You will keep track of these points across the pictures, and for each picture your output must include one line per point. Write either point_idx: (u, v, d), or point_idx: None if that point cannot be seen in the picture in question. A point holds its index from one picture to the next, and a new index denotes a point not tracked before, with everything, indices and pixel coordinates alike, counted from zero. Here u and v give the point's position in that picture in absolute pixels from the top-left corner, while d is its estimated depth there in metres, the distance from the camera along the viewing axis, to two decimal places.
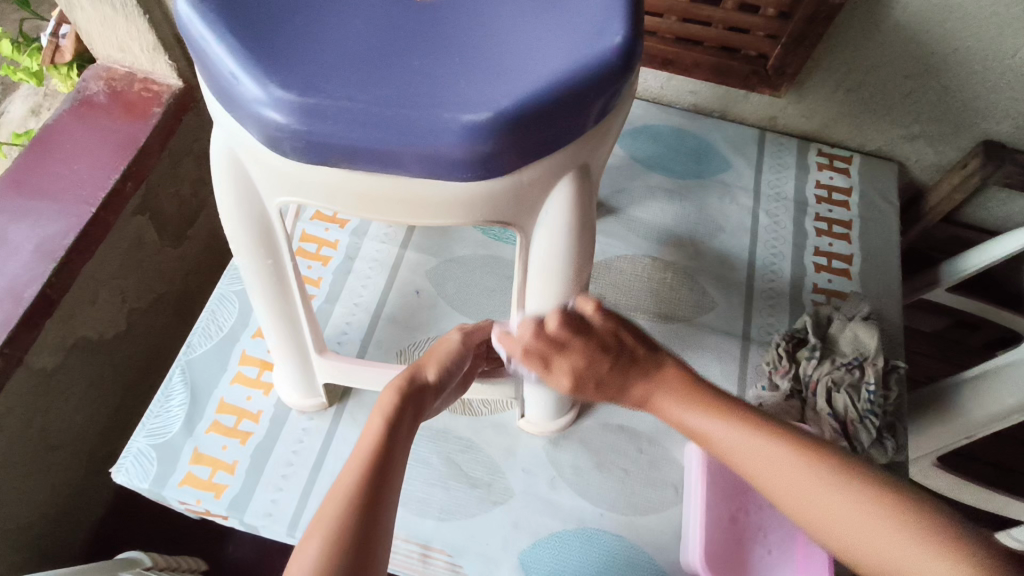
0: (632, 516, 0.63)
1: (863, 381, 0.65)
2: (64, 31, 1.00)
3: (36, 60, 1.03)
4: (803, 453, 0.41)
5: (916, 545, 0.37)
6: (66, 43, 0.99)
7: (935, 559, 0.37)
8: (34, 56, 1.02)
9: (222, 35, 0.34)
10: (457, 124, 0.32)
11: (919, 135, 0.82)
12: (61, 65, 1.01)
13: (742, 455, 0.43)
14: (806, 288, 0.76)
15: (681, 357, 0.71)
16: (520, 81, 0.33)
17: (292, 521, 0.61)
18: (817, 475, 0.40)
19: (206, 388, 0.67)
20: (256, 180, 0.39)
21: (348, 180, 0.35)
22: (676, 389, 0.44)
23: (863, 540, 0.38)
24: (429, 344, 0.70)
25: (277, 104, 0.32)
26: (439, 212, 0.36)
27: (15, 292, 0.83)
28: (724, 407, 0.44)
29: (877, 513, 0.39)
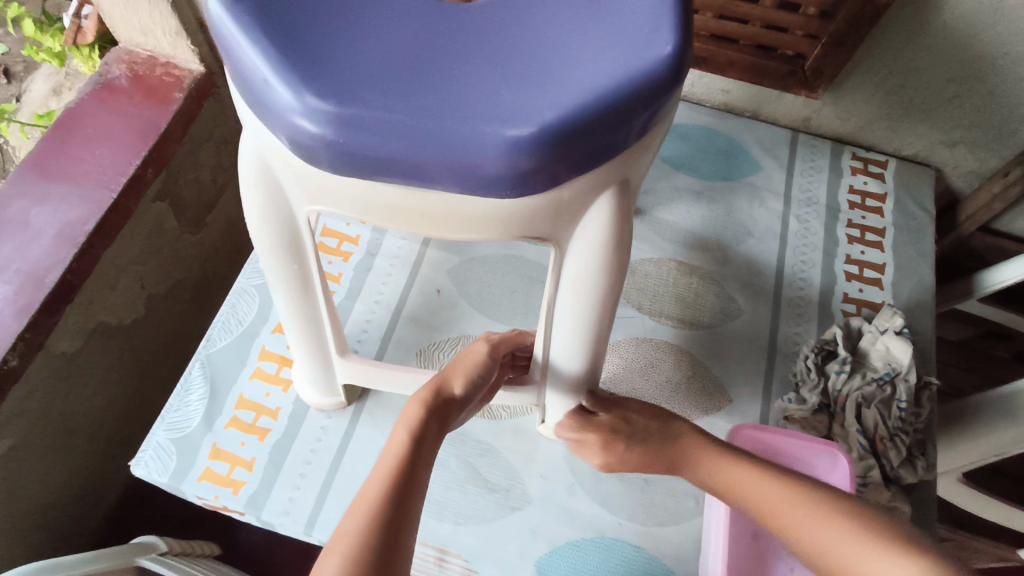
0: (651, 527, 0.63)
1: (894, 399, 0.63)
2: (86, 11, 1.00)
3: (58, 41, 1.02)
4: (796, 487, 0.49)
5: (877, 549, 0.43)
6: (89, 24, 1.00)
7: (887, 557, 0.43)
8: (57, 37, 1.02)
9: (255, 38, 0.32)
10: (497, 137, 0.30)
11: (960, 142, 0.80)
12: (83, 46, 1.01)
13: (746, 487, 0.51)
14: (835, 297, 0.74)
15: (704, 364, 0.70)
16: (564, 93, 0.31)
17: (309, 520, 0.61)
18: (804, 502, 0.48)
19: (225, 383, 0.66)
20: (284, 186, 0.38)
21: (380, 192, 0.34)
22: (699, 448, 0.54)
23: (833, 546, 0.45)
24: (450, 345, 0.69)
25: (311, 113, 0.31)
26: (473, 226, 0.35)
27: (37, 276, 0.83)
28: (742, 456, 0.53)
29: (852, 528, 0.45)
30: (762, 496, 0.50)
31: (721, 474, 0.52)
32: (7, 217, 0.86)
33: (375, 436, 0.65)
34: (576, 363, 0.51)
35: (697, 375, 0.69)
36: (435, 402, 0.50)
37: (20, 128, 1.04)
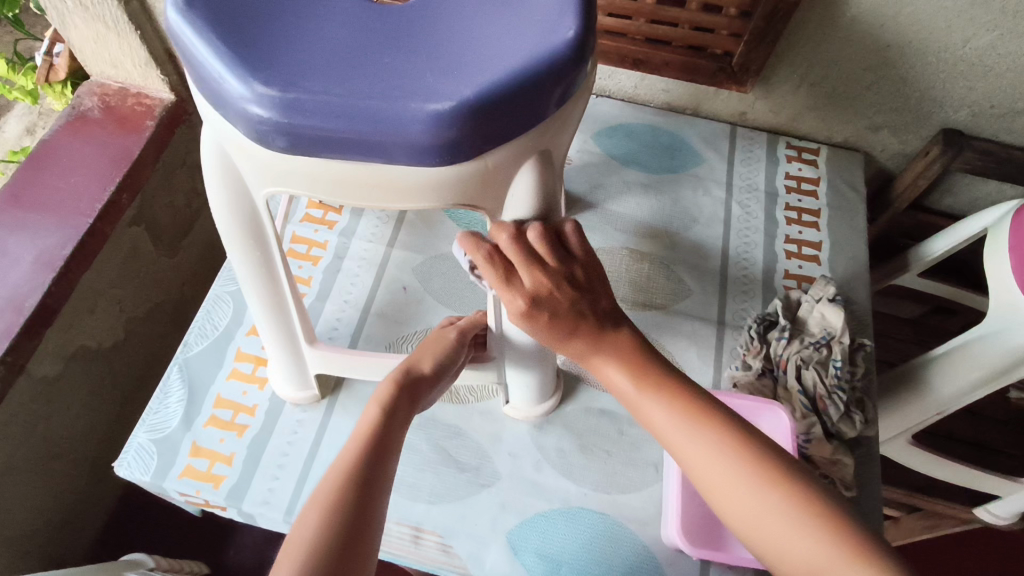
0: (614, 495, 0.66)
1: (830, 359, 0.67)
2: (57, 50, 1.09)
3: (30, 79, 1.11)
4: (727, 440, 0.45)
5: (803, 529, 0.41)
6: (60, 61, 1.08)
7: (813, 539, 0.41)
8: (28, 76, 1.11)
9: (209, 41, 0.37)
10: (422, 112, 0.35)
11: (882, 126, 0.86)
12: (55, 83, 1.10)
13: (673, 429, 0.46)
14: (777, 274, 0.80)
15: (658, 343, 0.75)
16: (479, 74, 0.36)
17: (288, 508, 0.64)
18: (731, 457, 0.44)
19: (203, 385, 0.69)
20: (243, 174, 0.42)
21: (329, 169, 0.39)
22: (623, 358, 0.47)
23: (749, 517, 0.43)
24: (417, 337, 0.73)
25: (260, 98, 0.35)
26: (415, 196, 0.40)
27: (17, 300, 0.92)
28: (674, 394, 0.47)
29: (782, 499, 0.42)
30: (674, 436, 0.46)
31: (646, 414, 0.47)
32: None
33: (349, 425, 0.68)
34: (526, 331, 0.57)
35: None
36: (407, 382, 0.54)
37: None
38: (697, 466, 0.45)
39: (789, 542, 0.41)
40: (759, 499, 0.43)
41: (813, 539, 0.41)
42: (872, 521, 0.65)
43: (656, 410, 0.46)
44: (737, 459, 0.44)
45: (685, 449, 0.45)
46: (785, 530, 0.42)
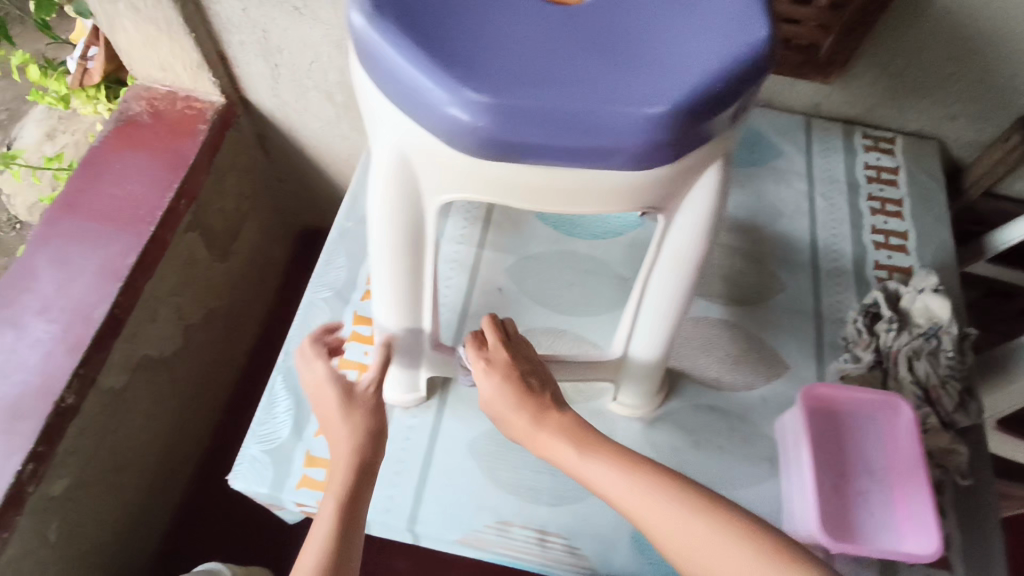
0: (732, 491, 0.66)
1: (941, 349, 0.68)
2: (92, 53, 1.05)
3: (61, 84, 1.07)
4: (633, 470, 0.48)
5: (730, 544, 0.44)
6: (94, 66, 1.04)
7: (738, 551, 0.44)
8: (60, 80, 1.07)
9: (400, 42, 0.35)
10: (638, 116, 0.33)
11: (960, 115, 0.86)
12: (88, 87, 1.07)
13: (595, 476, 0.49)
14: (868, 265, 0.80)
15: (760, 338, 0.75)
16: (689, 73, 0.34)
17: (411, 515, 0.63)
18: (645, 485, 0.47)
19: (310, 394, 0.68)
20: (419, 180, 0.40)
21: (521, 175, 0.37)
22: (556, 434, 0.52)
23: (676, 537, 0.45)
24: (519, 338, 0.73)
25: (467, 106, 0.33)
26: (605, 201, 0.38)
27: (86, 313, 0.90)
28: (595, 444, 0.51)
29: (694, 512, 0.45)
30: (596, 479, 0.49)
31: (572, 467, 0.51)
32: (49, 258, 0.93)
33: (461, 430, 0.68)
34: (662, 330, 0.55)
35: (753, 346, 0.74)
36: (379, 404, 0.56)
37: (31, 173, 1.11)
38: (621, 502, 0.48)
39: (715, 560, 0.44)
40: (677, 516, 0.45)
41: (736, 551, 0.44)
42: (992, 508, 0.66)
43: (571, 456, 0.51)
44: (653, 489, 0.47)
45: (611, 491, 0.48)
46: (714, 550, 0.44)
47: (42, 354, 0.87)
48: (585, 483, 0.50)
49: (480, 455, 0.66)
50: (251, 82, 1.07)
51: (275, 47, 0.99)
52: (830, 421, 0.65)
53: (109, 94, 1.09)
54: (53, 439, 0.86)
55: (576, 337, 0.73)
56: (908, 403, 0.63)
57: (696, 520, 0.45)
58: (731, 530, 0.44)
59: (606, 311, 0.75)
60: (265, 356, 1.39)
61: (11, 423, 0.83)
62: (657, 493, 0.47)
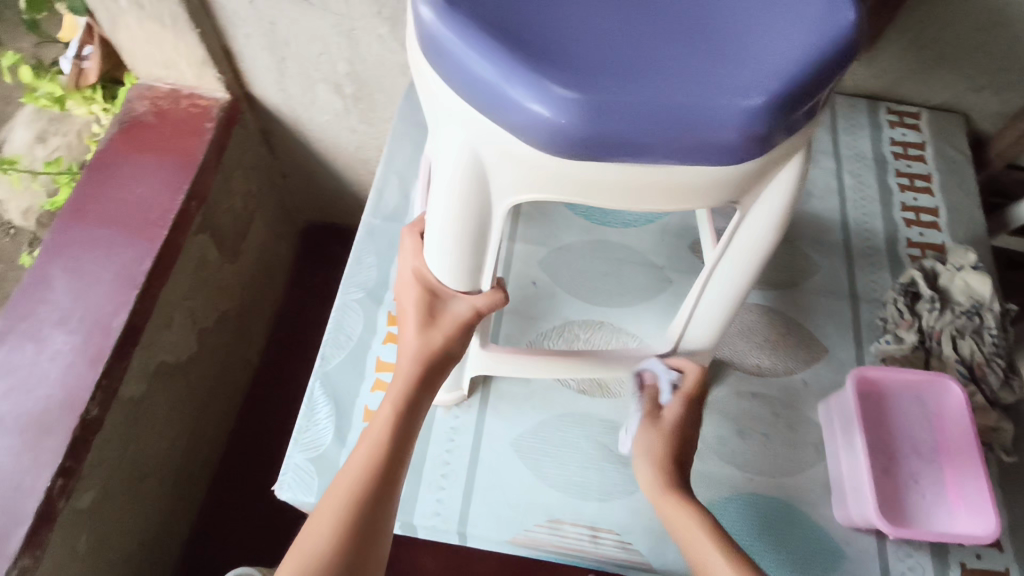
0: (780, 478, 0.66)
1: (985, 326, 0.68)
2: (87, 53, 0.99)
3: (56, 85, 1.01)
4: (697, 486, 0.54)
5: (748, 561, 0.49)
6: (92, 65, 1.00)
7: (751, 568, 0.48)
8: (55, 81, 1.00)
9: (480, 39, 0.33)
10: (735, 108, 0.32)
11: (986, 86, 0.85)
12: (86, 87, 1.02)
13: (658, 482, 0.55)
14: (900, 242, 0.79)
15: (797, 322, 0.74)
16: (781, 62, 0.33)
17: (460, 517, 0.63)
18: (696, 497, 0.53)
19: (349, 398, 0.67)
20: (491, 181, 0.38)
21: (606, 173, 0.35)
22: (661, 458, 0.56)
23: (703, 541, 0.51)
24: (557, 331, 0.71)
25: (556, 104, 0.32)
26: (690, 197, 0.37)
27: (105, 323, 0.88)
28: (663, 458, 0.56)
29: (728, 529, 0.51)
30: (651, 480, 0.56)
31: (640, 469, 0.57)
32: (62, 268, 0.90)
33: (504, 428, 0.67)
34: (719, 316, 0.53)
35: (791, 330, 0.73)
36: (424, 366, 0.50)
37: (31, 180, 1.06)
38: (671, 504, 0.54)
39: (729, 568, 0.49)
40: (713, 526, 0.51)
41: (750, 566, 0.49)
42: None
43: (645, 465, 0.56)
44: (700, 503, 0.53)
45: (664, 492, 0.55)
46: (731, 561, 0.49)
47: (63, 367, 0.85)
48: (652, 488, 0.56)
49: (526, 454, 0.66)
50: (256, 77, 1.04)
51: (282, 40, 0.96)
52: (878, 404, 0.64)
53: (105, 94, 1.05)
54: (80, 453, 0.84)
55: (614, 329, 0.72)
56: (957, 382, 0.63)
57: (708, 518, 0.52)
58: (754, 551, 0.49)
59: (643, 301, 0.74)
60: (278, 354, 1.36)
61: (37, 439, 0.82)
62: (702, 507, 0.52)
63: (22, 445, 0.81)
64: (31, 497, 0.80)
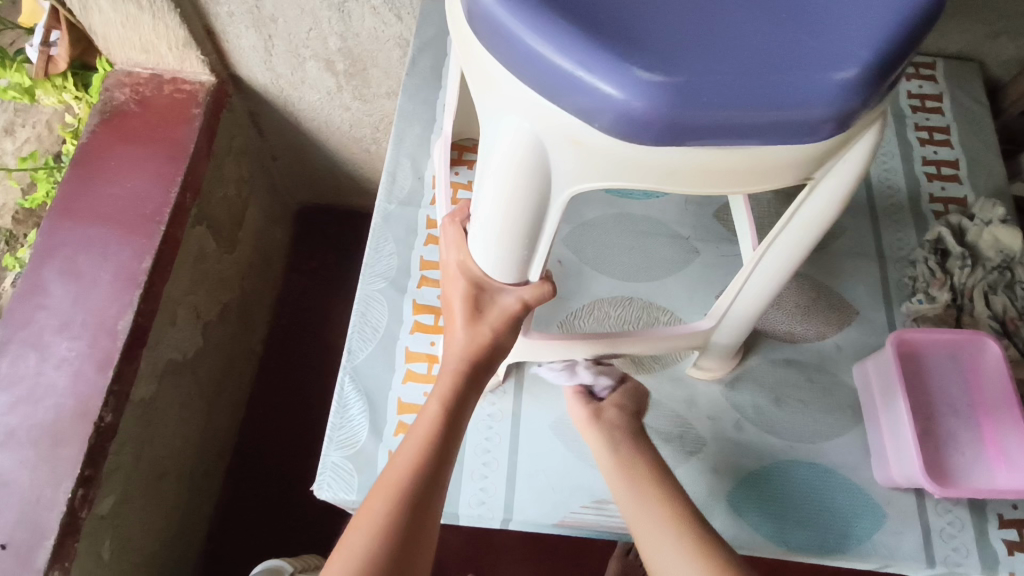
0: (820, 443, 0.66)
1: (1016, 281, 0.68)
2: (54, 37, 0.92)
3: (24, 74, 0.94)
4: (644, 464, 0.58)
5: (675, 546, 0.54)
6: (60, 51, 0.92)
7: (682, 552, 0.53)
8: (21, 70, 0.94)
9: (548, 20, 0.31)
10: (830, 83, 0.30)
11: (1004, 32, 0.82)
12: (56, 75, 0.95)
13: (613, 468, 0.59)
14: (923, 197, 0.78)
15: (826, 285, 0.73)
16: (868, 29, 0.31)
17: (505, 505, 0.62)
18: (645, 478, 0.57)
19: (381, 392, 0.65)
20: (554, 172, 0.36)
21: (684, 158, 0.33)
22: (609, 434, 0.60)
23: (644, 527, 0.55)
24: (586, 311, 0.70)
25: (641, 89, 0.30)
26: (767, 177, 0.35)
27: (109, 325, 0.85)
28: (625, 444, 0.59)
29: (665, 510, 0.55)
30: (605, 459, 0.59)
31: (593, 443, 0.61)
32: (57, 270, 0.86)
33: (541, 412, 0.66)
34: (771, 284, 0.51)
35: (821, 294, 0.73)
36: (471, 362, 0.49)
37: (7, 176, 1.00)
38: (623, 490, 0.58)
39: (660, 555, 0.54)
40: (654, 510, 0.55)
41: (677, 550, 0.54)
42: None
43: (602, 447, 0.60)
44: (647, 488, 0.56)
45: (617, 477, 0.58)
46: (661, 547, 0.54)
47: (70, 374, 0.82)
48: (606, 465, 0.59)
49: (566, 437, 0.65)
50: (242, 56, 0.98)
51: (269, 15, 0.90)
52: (916, 364, 0.64)
53: (77, 81, 0.98)
54: (98, 461, 0.82)
55: (644, 304, 0.71)
56: (993, 338, 0.62)
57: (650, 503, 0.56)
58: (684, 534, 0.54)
59: (672, 273, 0.72)
60: (281, 342, 1.32)
61: (53, 449, 0.80)
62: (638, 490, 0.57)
63: (38, 457, 0.79)
64: (54, 510, 0.78)
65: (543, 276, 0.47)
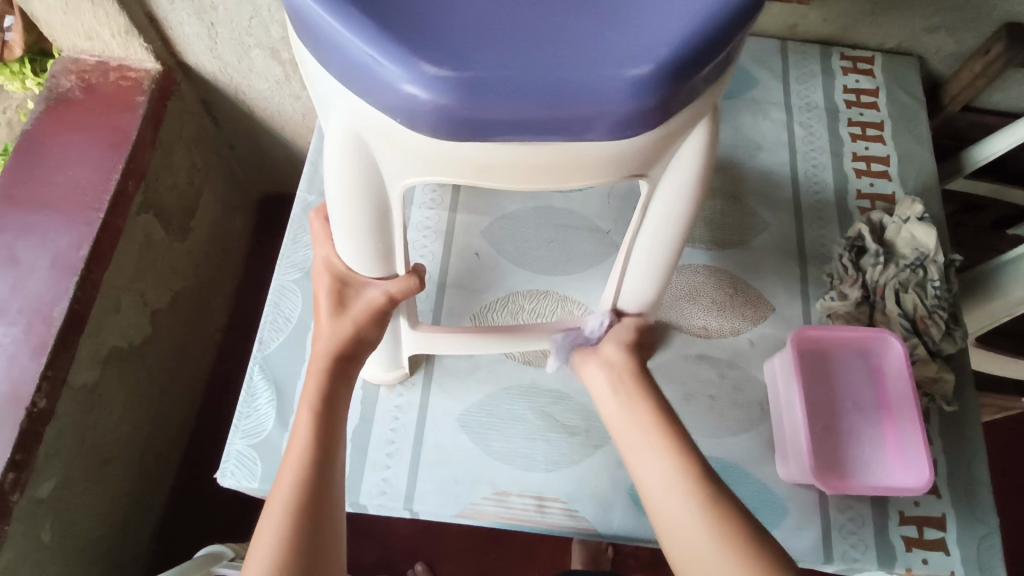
0: (727, 438, 0.66)
1: (928, 279, 0.67)
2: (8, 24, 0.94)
3: None
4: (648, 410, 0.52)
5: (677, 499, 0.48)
6: (14, 37, 0.94)
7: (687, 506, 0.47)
8: None
9: (344, 12, 0.30)
10: (621, 80, 0.30)
11: (940, 26, 0.81)
12: (11, 62, 0.96)
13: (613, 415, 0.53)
14: (850, 194, 0.78)
15: (744, 280, 0.73)
16: (671, 25, 0.31)
17: (406, 495, 0.63)
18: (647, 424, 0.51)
19: (290, 382, 0.66)
20: (382, 165, 0.36)
21: (495, 152, 0.34)
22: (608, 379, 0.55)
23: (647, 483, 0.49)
24: (500, 304, 0.70)
25: (431, 83, 0.30)
26: (588, 172, 0.36)
27: (45, 311, 0.86)
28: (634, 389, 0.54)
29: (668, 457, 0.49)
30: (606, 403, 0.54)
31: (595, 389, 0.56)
32: None
33: (449, 404, 0.66)
34: (653, 279, 0.51)
35: (738, 289, 0.73)
36: (336, 356, 0.49)
37: None
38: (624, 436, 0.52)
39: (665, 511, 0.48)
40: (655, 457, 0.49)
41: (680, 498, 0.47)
42: (975, 432, 0.67)
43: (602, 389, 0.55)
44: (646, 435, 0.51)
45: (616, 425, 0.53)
46: (665, 499, 0.48)
47: (5, 360, 0.83)
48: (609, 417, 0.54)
49: (472, 429, 0.65)
50: (187, 44, 0.97)
51: (208, 2, 0.89)
52: (819, 360, 0.65)
53: (36, 67, 0.97)
54: (30, 445, 0.84)
55: (559, 298, 0.71)
56: (893, 333, 0.62)
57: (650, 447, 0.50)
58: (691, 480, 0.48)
59: (589, 267, 0.72)
60: (241, 330, 1.33)
61: None
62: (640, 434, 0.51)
63: None
64: None
65: (413, 271, 0.47)
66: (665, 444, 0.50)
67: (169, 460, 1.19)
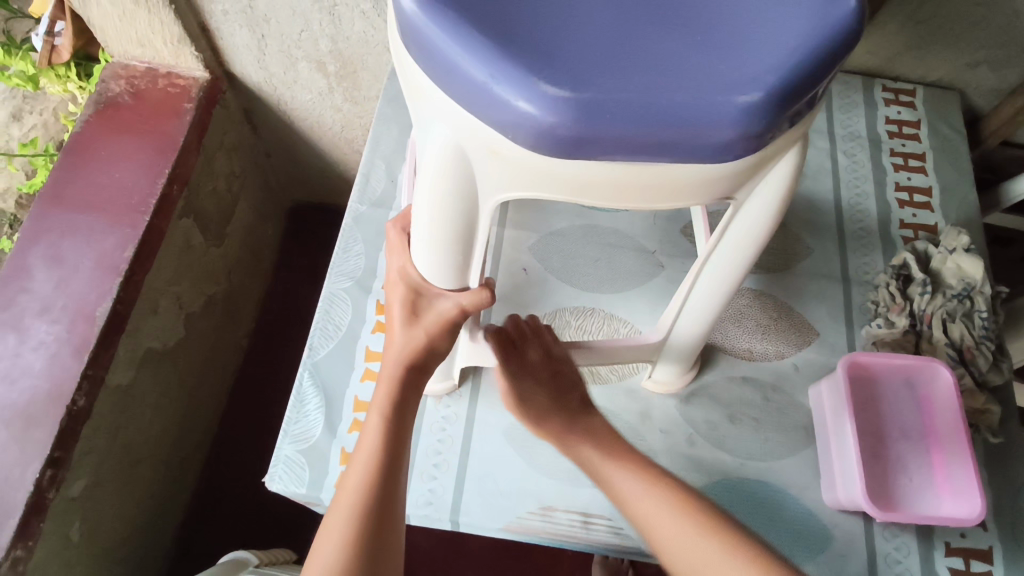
0: (771, 462, 0.66)
1: (975, 310, 0.68)
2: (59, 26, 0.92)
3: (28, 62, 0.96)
4: (632, 463, 0.56)
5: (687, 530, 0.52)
6: (64, 41, 0.93)
7: (703, 539, 0.51)
8: (26, 59, 0.96)
9: (465, 33, 0.32)
10: (731, 105, 0.31)
11: (984, 62, 0.82)
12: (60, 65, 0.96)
13: (604, 472, 0.57)
14: (893, 224, 0.79)
15: (788, 304, 0.74)
16: (778, 55, 0.32)
17: (452, 507, 0.63)
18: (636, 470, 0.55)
19: (339, 389, 0.66)
20: (479, 179, 0.37)
21: (598, 171, 0.34)
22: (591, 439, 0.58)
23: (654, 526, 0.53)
24: (547, 319, 0.71)
25: (549, 104, 0.31)
26: (683, 194, 0.36)
27: (88, 311, 0.86)
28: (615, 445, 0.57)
29: (665, 500, 0.53)
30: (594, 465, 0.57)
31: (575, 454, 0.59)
32: (41, 255, 0.88)
33: (495, 417, 0.67)
34: (715, 300, 0.52)
35: (783, 314, 0.73)
36: (408, 365, 0.49)
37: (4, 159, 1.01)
38: (619, 489, 0.56)
39: (680, 551, 0.52)
40: (655, 501, 0.54)
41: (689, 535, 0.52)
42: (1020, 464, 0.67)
43: (583, 450, 0.58)
44: (639, 479, 0.55)
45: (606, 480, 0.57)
46: (670, 536, 0.52)
47: (47, 357, 0.84)
48: (596, 474, 0.57)
49: (519, 443, 0.66)
50: (236, 54, 0.98)
51: (261, 15, 0.90)
52: (868, 386, 0.65)
53: (80, 71, 0.99)
54: (69, 444, 0.84)
55: (605, 316, 0.71)
56: (943, 363, 0.63)
57: (647, 491, 0.54)
58: (696, 518, 0.52)
59: (636, 286, 0.73)
60: (267, 336, 1.34)
61: (24, 431, 0.81)
62: (634, 484, 0.55)
63: (9, 438, 0.80)
64: (21, 490, 0.79)
65: (483, 285, 0.48)
66: (660, 488, 0.54)
67: (192, 464, 1.19)
